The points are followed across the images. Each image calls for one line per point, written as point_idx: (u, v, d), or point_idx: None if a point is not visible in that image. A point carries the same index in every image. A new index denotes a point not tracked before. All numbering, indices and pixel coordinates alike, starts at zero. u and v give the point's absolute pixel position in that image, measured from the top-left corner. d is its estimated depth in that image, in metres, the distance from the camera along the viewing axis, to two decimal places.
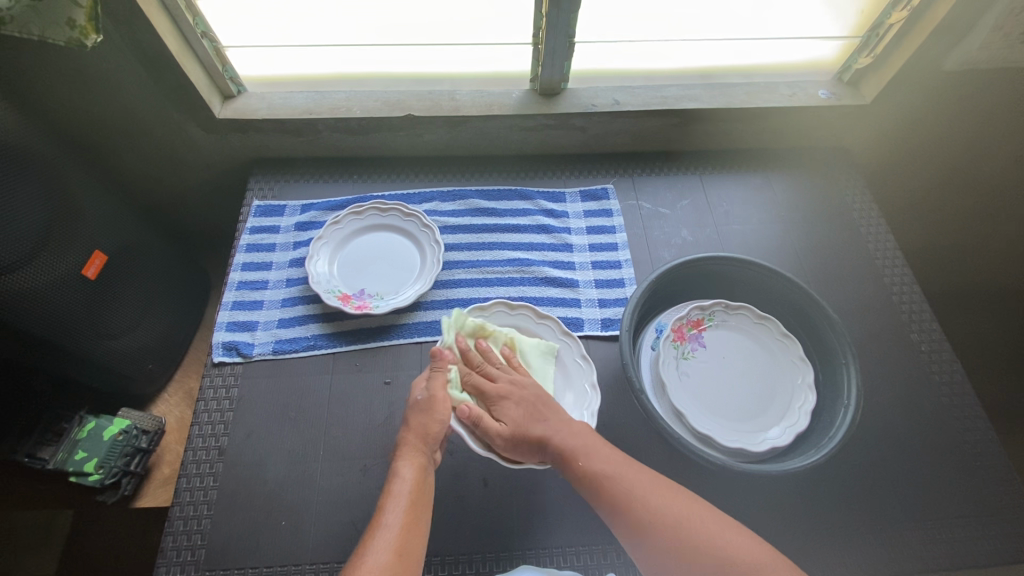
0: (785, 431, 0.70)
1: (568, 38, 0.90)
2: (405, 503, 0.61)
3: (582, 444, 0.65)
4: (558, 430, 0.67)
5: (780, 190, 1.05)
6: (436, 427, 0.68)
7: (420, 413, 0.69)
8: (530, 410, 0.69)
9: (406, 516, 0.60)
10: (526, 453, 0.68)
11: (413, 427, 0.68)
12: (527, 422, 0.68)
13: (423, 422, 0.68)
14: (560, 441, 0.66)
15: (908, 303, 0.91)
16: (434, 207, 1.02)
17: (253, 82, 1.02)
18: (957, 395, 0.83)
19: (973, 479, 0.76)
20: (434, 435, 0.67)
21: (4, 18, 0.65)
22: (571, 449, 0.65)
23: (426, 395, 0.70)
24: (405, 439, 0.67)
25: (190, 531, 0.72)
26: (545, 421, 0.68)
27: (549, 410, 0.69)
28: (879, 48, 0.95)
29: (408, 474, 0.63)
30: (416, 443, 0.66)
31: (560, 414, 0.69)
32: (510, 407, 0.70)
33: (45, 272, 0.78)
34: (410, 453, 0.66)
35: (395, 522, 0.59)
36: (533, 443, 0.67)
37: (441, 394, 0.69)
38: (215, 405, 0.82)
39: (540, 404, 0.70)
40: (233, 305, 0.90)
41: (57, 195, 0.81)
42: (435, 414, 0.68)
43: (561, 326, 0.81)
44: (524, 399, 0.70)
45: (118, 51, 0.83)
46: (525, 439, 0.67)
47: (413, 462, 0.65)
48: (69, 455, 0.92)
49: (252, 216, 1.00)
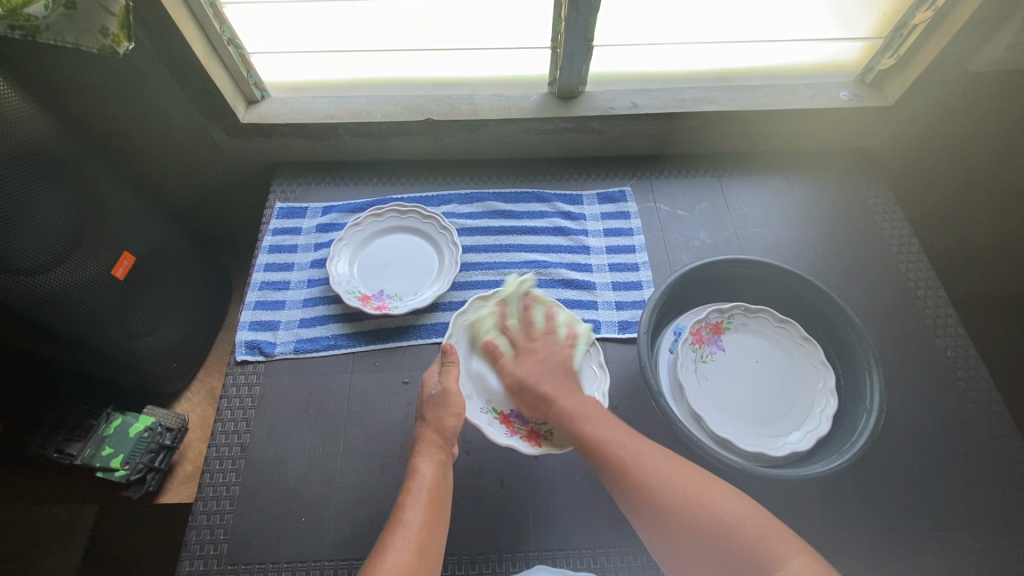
0: (805, 436, 0.70)
1: (586, 42, 0.91)
2: (425, 500, 0.61)
3: (586, 411, 0.64)
4: (568, 394, 0.65)
5: (799, 193, 1.04)
6: (452, 420, 0.68)
7: (436, 407, 0.69)
8: (551, 372, 0.67)
9: (427, 514, 0.60)
10: (527, 404, 0.67)
11: (430, 422, 0.68)
12: (541, 379, 0.66)
13: (439, 416, 0.68)
14: (570, 406, 0.64)
15: (932, 307, 0.90)
16: (452, 209, 1.03)
17: (276, 87, 1.04)
18: (983, 402, 0.81)
19: (1002, 486, 0.75)
20: (451, 429, 0.67)
21: (40, 26, 0.68)
22: (582, 416, 0.63)
23: (439, 388, 0.70)
24: (424, 434, 0.67)
25: (212, 526, 0.74)
26: (559, 385, 0.66)
27: (566, 378, 0.67)
28: (903, 48, 0.94)
29: (428, 471, 0.64)
30: (435, 439, 0.67)
31: (575, 386, 0.67)
32: (533, 362, 0.68)
33: (76, 272, 0.81)
34: (430, 449, 0.66)
35: (415, 519, 0.59)
36: (538, 399, 0.66)
37: (453, 387, 0.70)
38: (238, 403, 0.83)
39: (562, 373, 0.67)
40: (256, 305, 0.92)
41: (87, 195, 0.83)
42: (450, 407, 0.68)
43: None
44: (548, 360, 0.68)
45: (150, 60, 0.86)
46: (531, 394, 0.66)
47: (433, 458, 0.65)
48: (96, 451, 0.94)
49: (275, 218, 1.02)
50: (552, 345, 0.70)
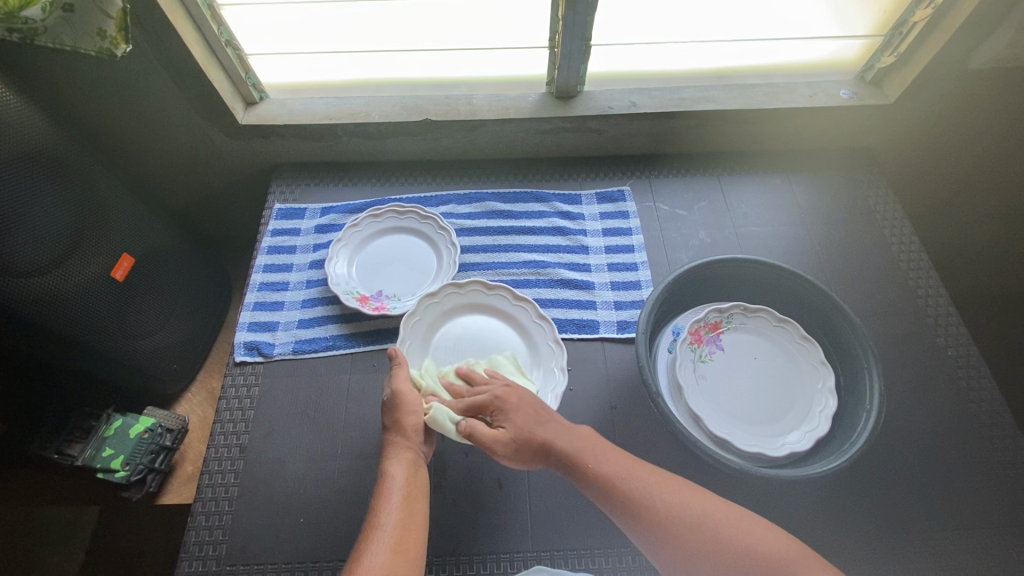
0: (805, 436, 0.69)
1: (584, 41, 0.91)
2: (397, 501, 0.61)
3: (586, 448, 0.64)
4: (561, 433, 0.65)
5: (799, 191, 1.04)
6: (412, 419, 0.68)
7: (393, 411, 0.69)
8: (533, 415, 0.67)
9: (400, 514, 0.60)
10: (529, 457, 0.65)
11: (391, 426, 0.69)
12: (534, 427, 0.66)
13: (397, 419, 0.69)
14: (571, 443, 0.64)
15: (933, 306, 0.89)
16: (451, 209, 1.03)
17: (276, 88, 1.04)
18: (985, 400, 0.80)
19: (1003, 486, 0.74)
20: (412, 428, 0.68)
21: (38, 30, 0.68)
22: (586, 452, 0.63)
23: (390, 393, 0.71)
24: (390, 438, 0.68)
25: (211, 527, 0.74)
26: (549, 424, 0.67)
27: (549, 416, 0.68)
28: (902, 46, 0.93)
29: (397, 472, 0.64)
30: (399, 441, 0.67)
31: (561, 420, 0.68)
32: (513, 413, 0.67)
33: (76, 274, 0.81)
34: (398, 450, 0.66)
35: (389, 520, 0.59)
36: (537, 447, 0.65)
37: (403, 387, 0.70)
38: (237, 404, 0.83)
39: (543, 411, 0.68)
40: (255, 305, 0.92)
41: (92, 199, 0.84)
42: (404, 408, 0.69)
43: (512, 292, 0.84)
44: (526, 405, 0.68)
45: (148, 61, 0.86)
46: (531, 446, 0.65)
47: (402, 459, 0.66)
48: (97, 451, 0.94)
49: (274, 219, 1.02)
50: (515, 388, 0.70)
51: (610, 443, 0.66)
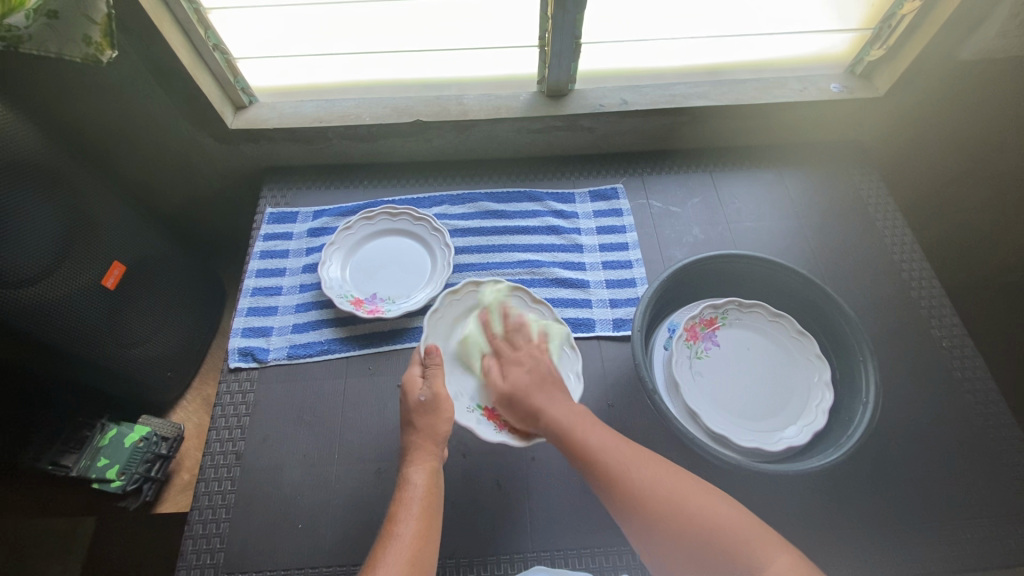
0: (802, 430, 0.69)
1: (574, 39, 0.90)
2: (417, 512, 0.60)
3: (576, 423, 0.62)
4: (556, 404, 0.64)
5: (791, 185, 1.04)
6: (444, 426, 0.67)
7: (426, 415, 0.67)
8: (537, 381, 0.67)
9: (419, 525, 0.59)
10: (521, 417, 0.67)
11: (420, 428, 0.66)
12: (530, 392, 0.66)
13: (430, 422, 0.66)
14: (557, 414, 0.63)
15: (927, 297, 0.89)
16: (445, 210, 1.03)
17: (265, 93, 1.04)
18: (980, 391, 0.81)
19: (999, 476, 0.74)
20: (442, 435, 0.66)
21: (22, 36, 0.67)
22: (569, 424, 0.62)
23: (429, 395, 0.68)
24: (414, 442, 0.66)
25: (208, 535, 0.73)
26: (546, 394, 0.66)
27: (554, 387, 0.67)
28: (891, 39, 0.94)
29: (420, 480, 0.63)
30: (427, 446, 0.65)
31: (564, 395, 0.66)
32: (519, 371, 0.68)
33: (68, 283, 0.80)
34: (422, 457, 0.65)
35: (407, 532, 0.58)
36: (528, 411, 0.65)
37: (444, 392, 0.68)
38: (232, 410, 0.83)
39: (549, 381, 0.68)
40: (248, 311, 0.91)
41: (76, 203, 0.83)
42: (440, 413, 0.67)
43: (553, 312, 0.83)
44: (535, 370, 0.68)
45: (132, 64, 0.85)
46: (521, 405, 0.66)
47: (425, 467, 0.64)
48: (92, 462, 0.94)
49: (265, 223, 1.01)
50: (537, 355, 0.71)
51: (601, 422, 0.64)
